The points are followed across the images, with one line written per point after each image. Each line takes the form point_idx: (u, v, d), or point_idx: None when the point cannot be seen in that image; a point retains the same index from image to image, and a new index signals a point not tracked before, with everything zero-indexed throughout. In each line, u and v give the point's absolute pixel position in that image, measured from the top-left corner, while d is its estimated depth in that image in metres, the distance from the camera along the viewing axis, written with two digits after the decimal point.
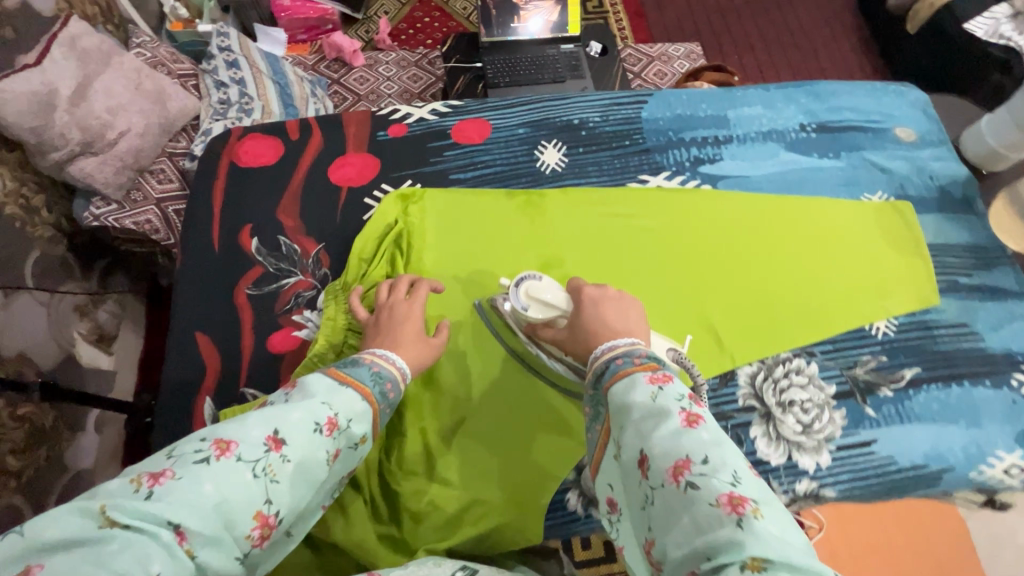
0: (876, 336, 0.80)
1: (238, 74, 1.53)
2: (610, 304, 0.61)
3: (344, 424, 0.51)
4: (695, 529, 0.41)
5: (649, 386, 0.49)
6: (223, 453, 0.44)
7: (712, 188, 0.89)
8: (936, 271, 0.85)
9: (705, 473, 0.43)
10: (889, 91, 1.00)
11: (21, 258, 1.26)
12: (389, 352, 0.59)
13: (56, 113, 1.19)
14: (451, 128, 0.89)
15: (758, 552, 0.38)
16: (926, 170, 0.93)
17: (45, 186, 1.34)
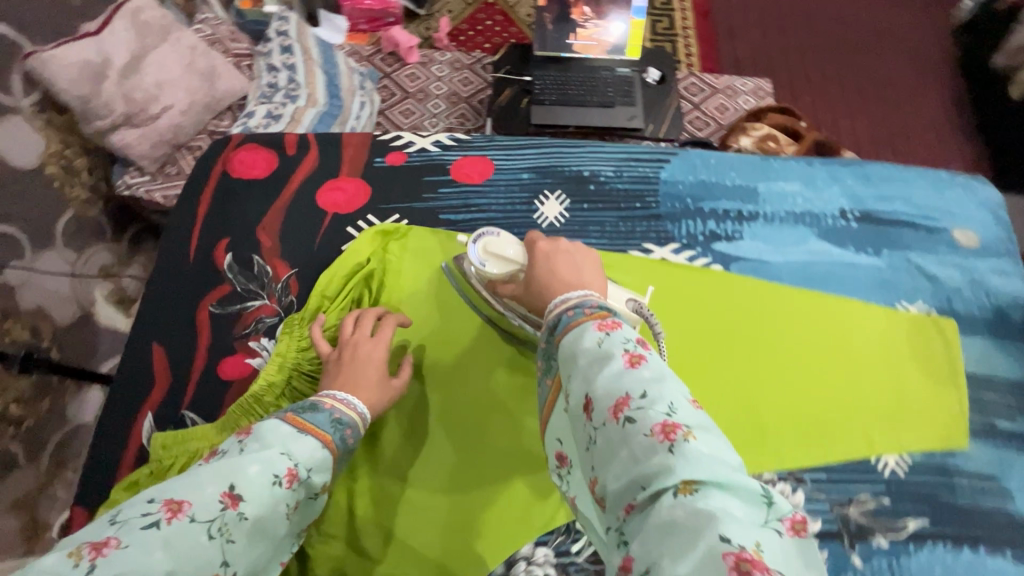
0: (881, 473, 0.70)
1: (290, 60, 1.50)
2: (563, 258, 0.59)
3: (304, 474, 0.51)
4: (633, 459, 0.42)
5: (596, 333, 0.48)
6: (174, 514, 0.44)
7: (723, 270, 0.80)
8: (969, 408, 0.73)
9: (643, 407, 0.43)
10: (954, 185, 0.87)
11: (53, 218, 1.25)
12: (349, 396, 0.59)
13: (105, 83, 1.24)
14: (452, 164, 0.84)
15: (688, 476, 0.39)
16: (982, 285, 0.80)
17: (89, 150, 1.34)
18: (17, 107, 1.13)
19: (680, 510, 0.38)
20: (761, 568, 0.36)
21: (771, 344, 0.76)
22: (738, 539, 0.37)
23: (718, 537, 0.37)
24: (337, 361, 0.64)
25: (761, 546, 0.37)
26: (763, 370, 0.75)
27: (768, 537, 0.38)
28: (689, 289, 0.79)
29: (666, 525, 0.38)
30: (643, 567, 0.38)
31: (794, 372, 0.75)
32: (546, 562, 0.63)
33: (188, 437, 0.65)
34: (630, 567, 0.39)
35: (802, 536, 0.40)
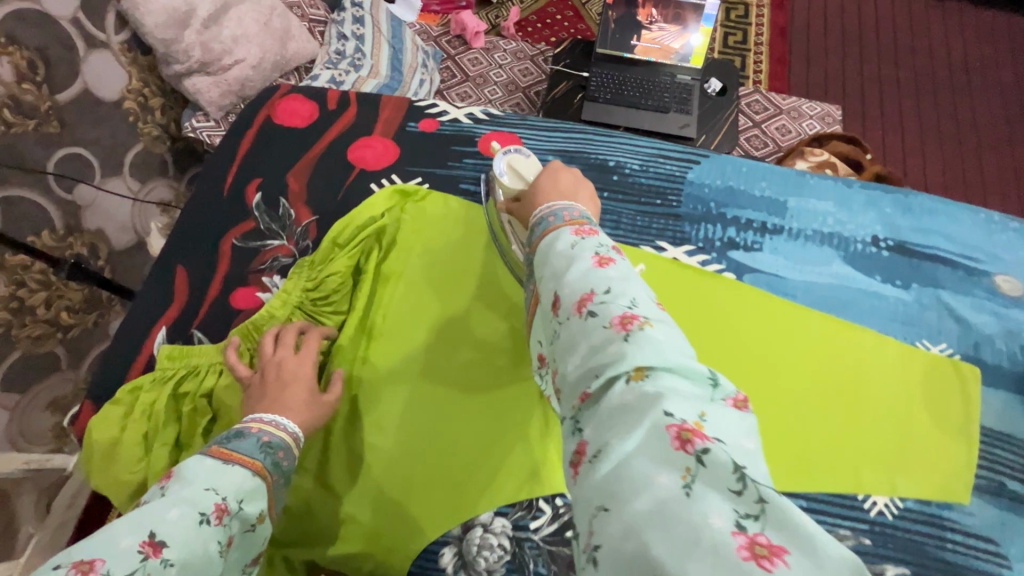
0: (867, 513, 0.66)
1: (360, 30, 1.56)
2: (566, 175, 0.60)
3: (234, 507, 0.50)
4: (591, 351, 0.40)
5: (571, 238, 0.48)
6: (84, 574, 0.40)
7: (735, 279, 0.78)
8: (977, 463, 0.68)
9: (606, 301, 0.42)
10: (1007, 228, 0.81)
11: (124, 150, 1.34)
12: (276, 415, 0.60)
13: (187, 32, 1.27)
14: (480, 137, 0.86)
15: (640, 361, 0.38)
16: (1019, 338, 0.74)
17: (165, 92, 1.42)
18: (107, 42, 1.24)
19: (632, 394, 0.37)
20: (703, 438, 0.34)
21: (766, 366, 0.73)
22: (682, 414, 0.36)
23: (662, 412, 0.36)
24: (259, 384, 0.64)
25: (706, 416, 0.36)
26: (752, 391, 0.72)
27: (716, 412, 0.37)
28: (688, 298, 0.77)
29: (617, 409, 0.37)
30: (594, 450, 0.37)
31: (785, 399, 0.72)
32: (501, 533, 0.64)
33: (191, 354, 0.69)
34: (584, 451, 0.38)
35: (744, 411, 0.38)
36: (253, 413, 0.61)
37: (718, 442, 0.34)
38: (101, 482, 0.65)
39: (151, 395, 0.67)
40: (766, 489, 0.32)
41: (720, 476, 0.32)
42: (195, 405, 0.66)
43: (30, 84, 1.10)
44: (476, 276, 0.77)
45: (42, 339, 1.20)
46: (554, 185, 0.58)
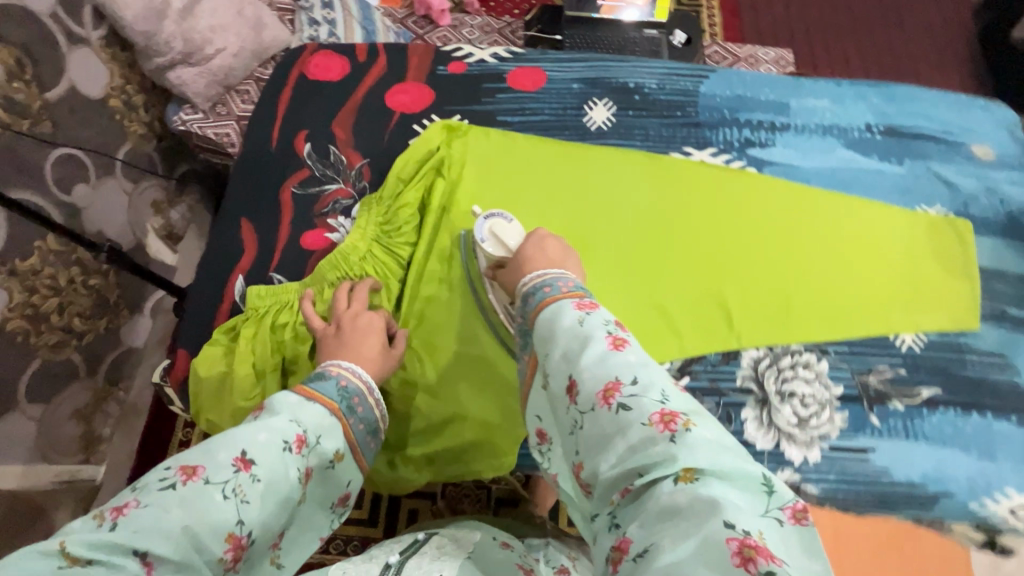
0: (899, 348, 0.77)
1: (330, 14, 1.50)
2: (554, 242, 0.65)
3: (313, 441, 0.54)
4: (630, 449, 0.43)
5: (576, 312, 0.52)
6: (189, 476, 0.46)
7: (757, 172, 0.87)
8: (981, 296, 0.80)
9: (635, 393, 0.45)
10: (974, 105, 0.93)
11: (115, 148, 1.32)
12: (356, 366, 0.63)
13: (165, 23, 1.20)
14: (508, 73, 0.92)
15: (691, 463, 0.40)
16: (997, 192, 0.86)
17: (146, 88, 1.39)
18: (87, 39, 1.22)
19: (683, 496, 0.40)
20: (767, 556, 0.37)
21: (795, 249, 0.82)
22: (746, 526, 0.38)
23: (723, 524, 0.38)
24: (337, 336, 0.66)
25: (765, 532, 0.38)
26: (787, 272, 0.80)
27: (774, 525, 0.39)
28: (717, 201, 0.84)
29: (666, 512, 0.40)
30: (640, 548, 0.40)
31: (817, 276, 0.80)
32: None
33: (280, 291, 0.73)
34: (626, 548, 0.41)
35: (804, 524, 0.40)
36: (327, 359, 0.64)
37: (782, 562, 0.36)
38: (216, 417, 0.69)
39: (250, 329, 0.71)
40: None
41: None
42: (295, 333, 0.70)
43: (20, 83, 1.07)
44: (525, 192, 0.83)
45: (58, 346, 1.18)
46: (546, 253, 0.63)
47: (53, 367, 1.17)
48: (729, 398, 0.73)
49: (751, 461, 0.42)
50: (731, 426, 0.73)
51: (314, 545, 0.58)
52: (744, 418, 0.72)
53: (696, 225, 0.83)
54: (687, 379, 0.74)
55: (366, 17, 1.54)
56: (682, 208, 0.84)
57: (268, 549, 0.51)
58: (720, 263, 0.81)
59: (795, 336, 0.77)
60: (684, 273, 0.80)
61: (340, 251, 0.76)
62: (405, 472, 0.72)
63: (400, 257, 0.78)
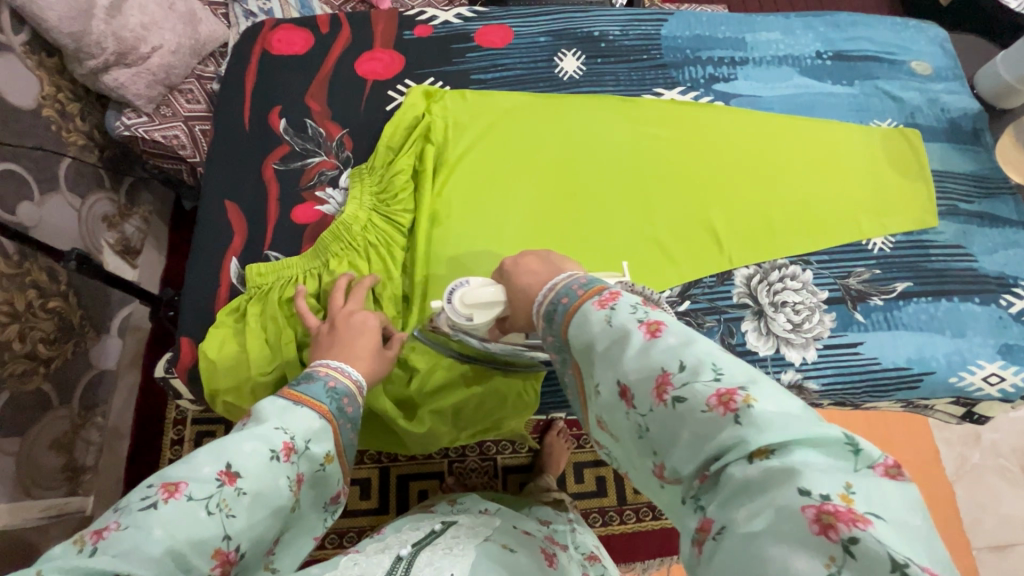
0: (871, 251, 0.83)
1: (267, 4, 1.38)
2: (531, 258, 0.59)
3: (302, 446, 0.51)
4: (697, 438, 0.39)
5: (600, 312, 0.47)
6: (173, 495, 0.43)
7: (725, 105, 0.91)
8: (937, 196, 0.87)
9: (687, 381, 0.41)
10: (908, 27, 1.00)
11: (54, 163, 1.24)
12: (346, 366, 0.60)
13: (93, 22, 1.07)
14: (474, 32, 0.92)
15: (763, 442, 0.36)
16: (938, 102, 0.94)
17: (81, 95, 1.29)
18: (9, 44, 1.10)
19: (756, 470, 0.36)
20: (849, 520, 0.32)
21: (766, 171, 0.87)
22: (824, 490, 0.34)
23: (796, 491, 0.34)
24: (330, 334, 0.64)
25: (854, 487, 0.34)
26: (764, 194, 0.85)
27: (867, 484, 0.35)
28: (695, 138, 0.88)
29: (741, 490, 0.37)
30: (718, 526, 0.37)
31: (791, 194, 0.86)
32: None
33: (282, 267, 0.72)
34: (709, 528, 0.38)
35: (900, 479, 0.35)
36: (319, 359, 0.61)
37: (872, 526, 0.32)
38: (234, 398, 0.68)
39: (258, 307, 0.70)
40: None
41: (875, 569, 0.31)
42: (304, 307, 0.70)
43: None
44: (510, 148, 0.84)
45: (26, 376, 1.10)
46: (533, 274, 0.57)
47: (25, 397, 1.10)
48: (728, 314, 0.78)
49: (828, 421, 0.37)
50: (734, 339, 0.78)
51: (311, 544, 0.55)
52: (744, 330, 0.78)
53: (676, 158, 0.86)
54: (688, 303, 0.79)
55: (305, 5, 1.41)
56: (660, 145, 0.87)
57: (261, 557, 0.49)
58: (706, 190, 0.85)
59: (778, 249, 0.82)
60: (672, 205, 0.83)
61: (341, 222, 0.75)
62: (431, 428, 0.72)
63: (400, 225, 0.77)
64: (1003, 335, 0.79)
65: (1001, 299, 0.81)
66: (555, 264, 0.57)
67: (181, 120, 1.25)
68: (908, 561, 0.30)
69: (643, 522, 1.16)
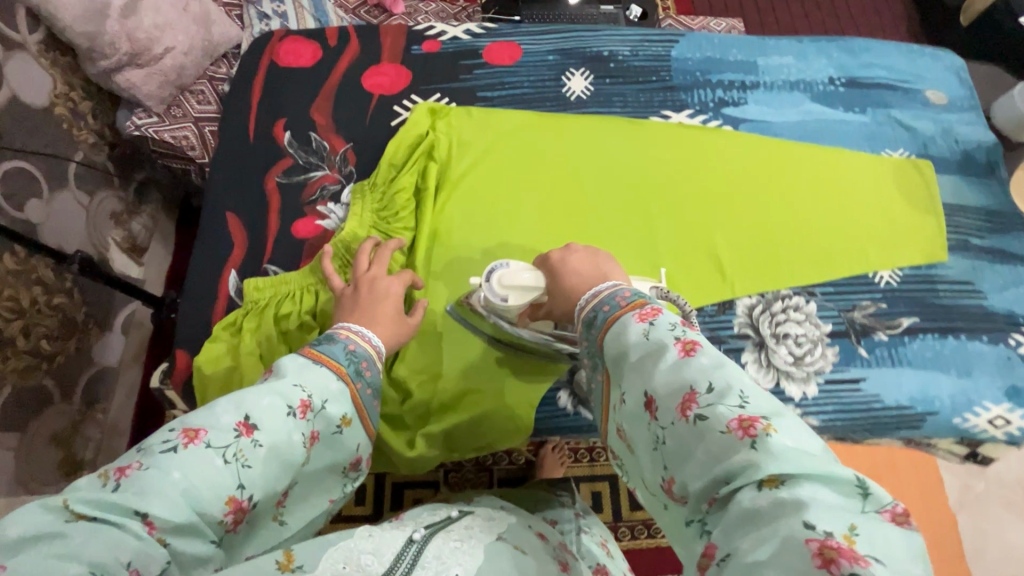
0: (878, 284, 0.82)
1: (281, 7, 1.38)
2: (578, 256, 0.59)
3: (319, 405, 0.51)
4: (711, 459, 0.39)
5: (639, 325, 0.47)
6: (192, 441, 0.43)
7: (734, 130, 0.90)
8: (946, 229, 0.86)
9: (712, 402, 0.41)
10: (925, 54, 0.99)
11: (64, 159, 1.25)
12: (366, 330, 0.59)
13: (106, 22, 1.10)
14: (483, 49, 0.92)
15: (775, 470, 0.36)
16: (951, 133, 0.92)
17: (93, 93, 1.30)
18: (24, 43, 1.12)
19: (765, 499, 0.36)
20: (852, 558, 0.33)
21: (776, 197, 0.86)
22: (828, 526, 0.34)
23: (801, 524, 0.34)
24: (353, 296, 0.64)
25: (859, 528, 0.34)
26: (776, 218, 0.84)
27: (873, 525, 0.34)
28: (708, 160, 0.87)
29: (746, 517, 0.37)
30: (723, 554, 0.37)
31: (803, 218, 0.85)
32: None
33: (279, 283, 0.72)
34: (713, 554, 0.38)
35: (908, 527, 0.34)
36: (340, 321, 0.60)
37: (874, 565, 0.32)
38: None
39: (252, 323, 0.69)
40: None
41: None
42: (300, 323, 0.69)
43: None
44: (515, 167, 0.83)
45: (27, 370, 1.10)
46: (579, 274, 0.57)
47: (25, 392, 1.10)
48: (728, 344, 0.77)
49: (842, 462, 0.37)
50: None
51: (325, 506, 0.54)
52: (744, 362, 0.76)
53: (686, 181, 0.86)
54: None
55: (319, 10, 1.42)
56: (668, 168, 0.86)
57: (271, 508, 0.49)
58: (713, 215, 0.84)
59: (789, 277, 0.81)
60: (686, 225, 0.83)
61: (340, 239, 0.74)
62: (424, 453, 0.70)
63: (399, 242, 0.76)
64: (1011, 376, 0.77)
65: (1010, 338, 0.79)
66: (599, 262, 0.58)
67: (191, 121, 1.24)
68: None
69: (637, 542, 1.15)
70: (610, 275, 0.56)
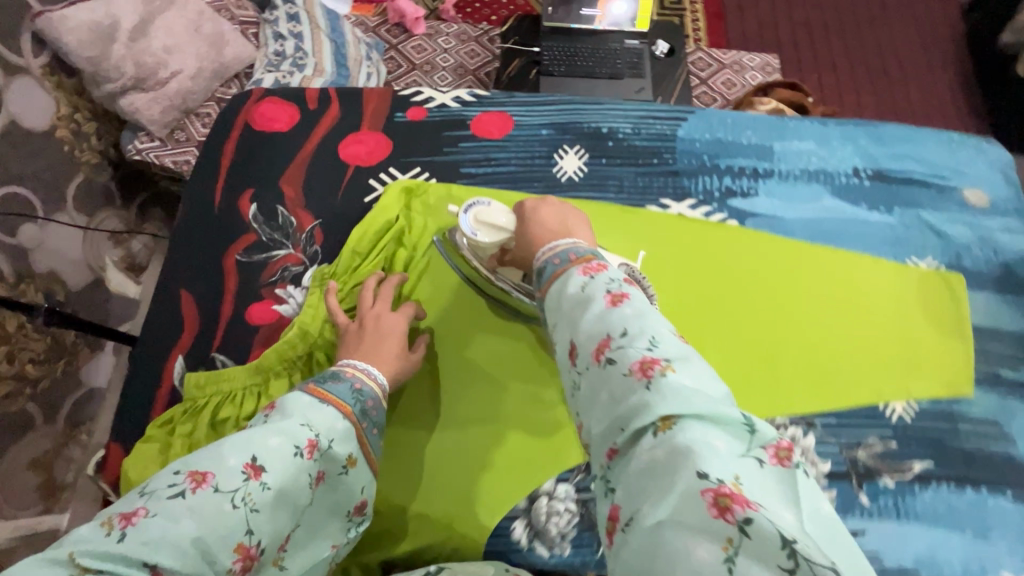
0: (888, 419, 0.72)
1: (297, 28, 1.42)
2: (549, 208, 0.61)
3: (325, 445, 0.52)
4: (616, 402, 0.42)
5: (580, 278, 0.49)
6: (200, 483, 0.45)
7: (739, 225, 0.81)
8: (975, 359, 0.76)
9: (623, 346, 0.44)
10: (966, 144, 0.88)
11: (65, 181, 1.24)
12: (373, 369, 0.61)
13: (114, 45, 1.17)
14: (471, 119, 0.85)
15: (666, 411, 0.39)
16: (990, 242, 0.82)
17: (98, 114, 1.31)
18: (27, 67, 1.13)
19: (663, 448, 0.39)
20: (743, 503, 0.35)
21: (781, 309, 0.77)
22: (719, 475, 0.37)
23: (695, 475, 0.37)
24: (359, 332, 0.65)
25: (742, 479, 0.37)
26: (779, 306, 0.77)
27: (752, 468, 0.38)
28: (707, 260, 0.79)
29: (647, 468, 0.39)
30: (627, 517, 0.39)
31: (809, 318, 0.77)
32: (567, 497, 0.66)
33: (220, 379, 0.67)
34: (618, 516, 0.40)
35: (786, 465, 0.38)
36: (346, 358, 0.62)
37: (760, 508, 0.35)
38: None
39: (187, 425, 0.65)
40: (823, 569, 0.32)
41: (765, 547, 0.34)
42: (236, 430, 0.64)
43: None
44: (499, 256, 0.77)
45: (11, 397, 1.09)
46: (543, 226, 0.60)
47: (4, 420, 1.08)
48: None
49: (732, 405, 0.41)
50: None
51: (327, 551, 0.55)
52: None
53: (681, 283, 0.78)
54: None
55: (335, 29, 1.44)
56: (662, 269, 0.78)
57: (273, 554, 0.49)
58: (709, 326, 0.76)
59: (787, 386, 0.73)
60: (678, 314, 0.76)
61: (285, 339, 0.67)
62: None
63: None
64: None
65: None
66: (567, 221, 0.59)
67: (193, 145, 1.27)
68: (790, 541, 0.33)
69: None
70: (574, 233, 0.58)
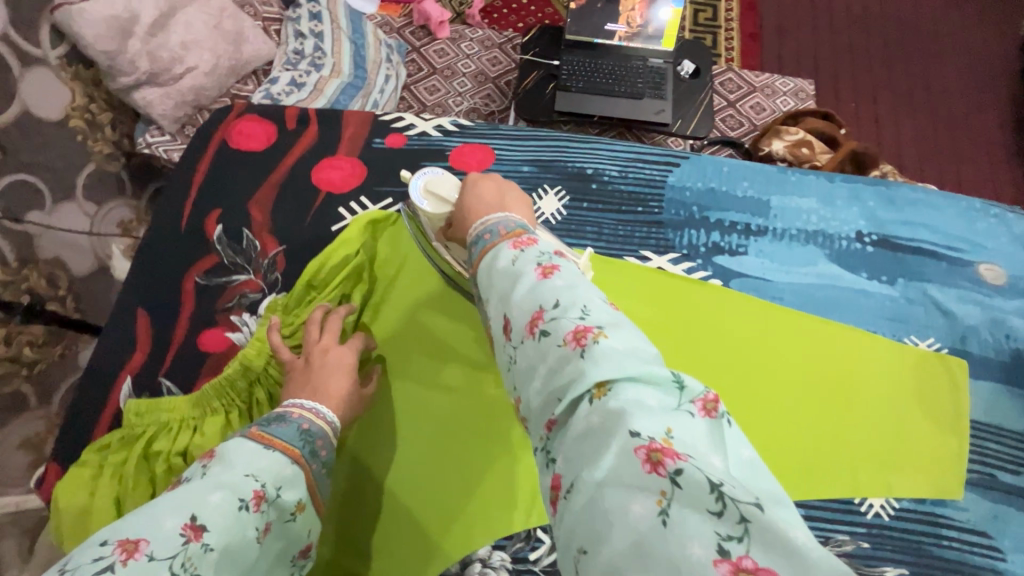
0: (864, 515, 0.65)
1: (319, 27, 1.39)
2: (489, 182, 0.57)
3: (273, 494, 0.47)
4: (551, 371, 0.38)
5: (510, 252, 0.45)
6: (131, 554, 0.38)
7: (723, 285, 0.76)
8: (968, 458, 0.68)
9: (557, 317, 0.40)
10: (988, 214, 0.81)
11: (74, 170, 1.08)
12: (316, 403, 0.56)
13: (131, 41, 1.10)
14: (450, 150, 0.82)
15: (599, 376, 0.35)
16: (1002, 325, 0.74)
17: (115, 106, 1.18)
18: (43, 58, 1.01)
19: (597, 414, 0.35)
20: (674, 456, 0.32)
21: (760, 382, 0.71)
22: (649, 430, 0.33)
23: (627, 434, 0.33)
24: (303, 370, 0.61)
25: (674, 431, 0.33)
26: (761, 368, 0.71)
27: (682, 419, 0.34)
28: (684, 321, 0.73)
29: (583, 434, 0.35)
30: (568, 486, 0.35)
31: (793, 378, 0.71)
32: (500, 567, 0.61)
33: (158, 409, 0.66)
34: (560, 486, 0.35)
35: (717, 415, 0.35)
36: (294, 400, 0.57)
37: (690, 458, 0.32)
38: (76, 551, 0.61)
39: (121, 454, 0.64)
40: (749, 506, 0.29)
41: (698, 497, 0.30)
42: (166, 465, 0.62)
43: None
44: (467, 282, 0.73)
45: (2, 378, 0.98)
46: (480, 197, 0.55)
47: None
48: None
49: (661, 362, 0.37)
50: None
51: None
52: None
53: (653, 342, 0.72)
54: None
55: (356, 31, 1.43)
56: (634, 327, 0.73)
57: None
58: None
59: (759, 444, 0.68)
60: None
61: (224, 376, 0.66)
62: None
63: None
64: None
65: None
66: (504, 201, 0.54)
67: None
68: (722, 485, 0.30)
69: None
70: (507, 208, 0.54)
